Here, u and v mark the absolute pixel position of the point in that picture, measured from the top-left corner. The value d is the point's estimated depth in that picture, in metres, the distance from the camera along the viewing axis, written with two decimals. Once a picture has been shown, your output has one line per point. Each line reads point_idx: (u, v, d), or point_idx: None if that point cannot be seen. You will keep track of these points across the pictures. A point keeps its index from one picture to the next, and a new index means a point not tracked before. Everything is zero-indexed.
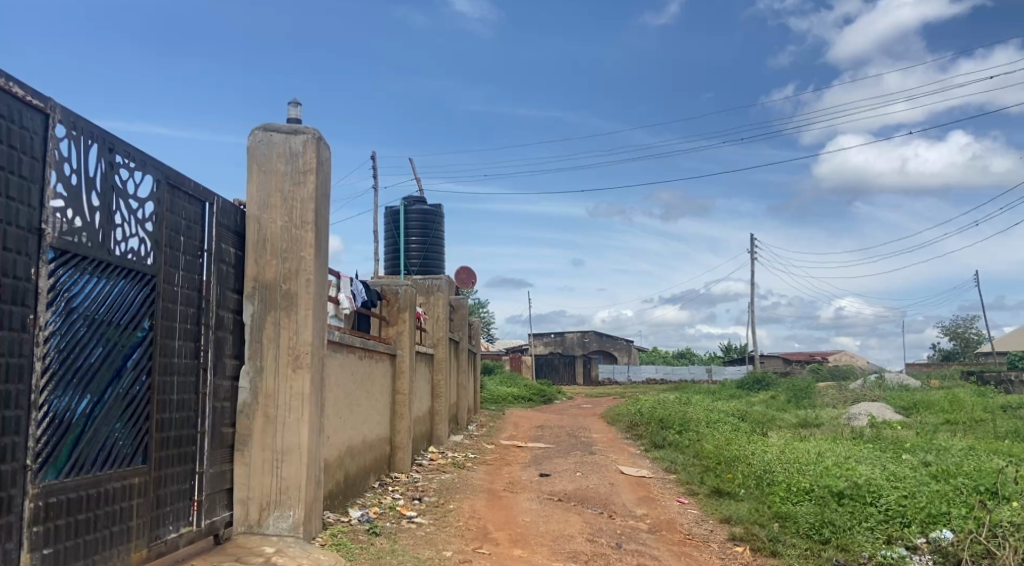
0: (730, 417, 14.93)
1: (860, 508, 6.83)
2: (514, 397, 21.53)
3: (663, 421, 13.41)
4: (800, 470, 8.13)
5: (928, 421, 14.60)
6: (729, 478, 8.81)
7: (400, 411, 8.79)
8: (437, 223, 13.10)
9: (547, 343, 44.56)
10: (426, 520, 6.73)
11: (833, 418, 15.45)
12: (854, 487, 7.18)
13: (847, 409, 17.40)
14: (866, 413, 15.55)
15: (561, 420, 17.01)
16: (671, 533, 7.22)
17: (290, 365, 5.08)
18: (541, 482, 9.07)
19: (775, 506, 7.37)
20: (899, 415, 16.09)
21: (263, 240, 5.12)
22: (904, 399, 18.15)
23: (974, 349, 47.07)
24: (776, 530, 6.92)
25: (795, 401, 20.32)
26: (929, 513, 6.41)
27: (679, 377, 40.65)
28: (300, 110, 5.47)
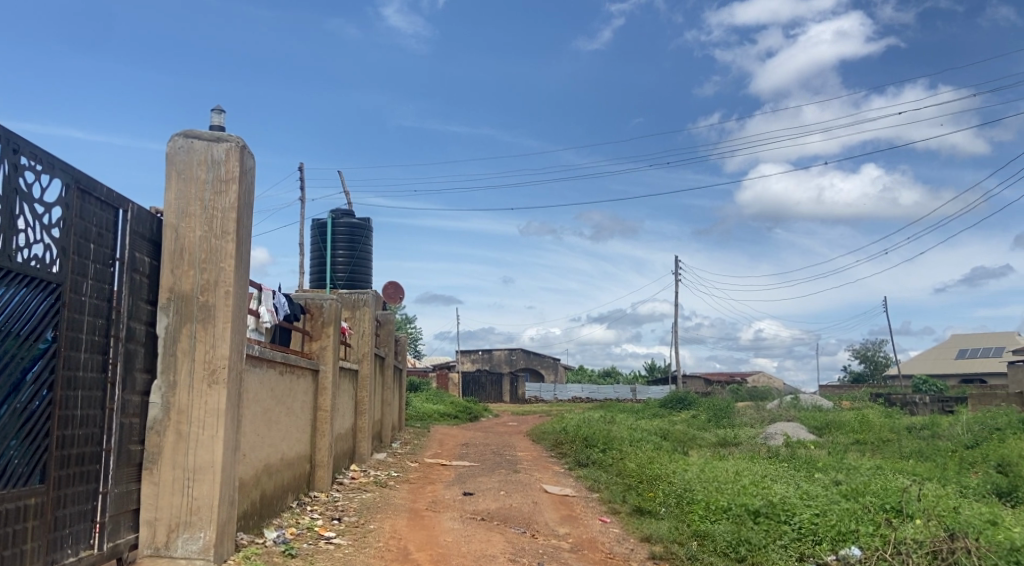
0: (653, 435, 15.19)
1: (775, 525, 7.04)
2: (439, 414, 21.34)
3: (588, 439, 13.52)
4: (719, 488, 8.30)
5: (839, 441, 15.21)
6: (651, 496, 8.93)
7: (321, 428, 8.59)
8: (365, 238, 12.94)
9: (475, 360, 44.50)
10: (345, 540, 6.56)
11: (751, 437, 15.93)
12: (769, 506, 7.40)
13: (764, 429, 17.96)
14: (782, 432, 16.08)
15: (487, 438, 16.94)
16: (592, 551, 7.25)
17: (204, 380, 4.87)
18: (464, 501, 8.98)
19: (695, 525, 7.50)
20: (812, 435, 16.70)
21: (180, 250, 4.92)
22: (817, 419, 18.84)
23: (881, 371, 49.39)
24: (694, 548, 7.06)
25: (715, 420, 20.85)
26: (839, 530, 6.64)
27: (605, 396, 41.14)
28: (223, 117, 5.32)
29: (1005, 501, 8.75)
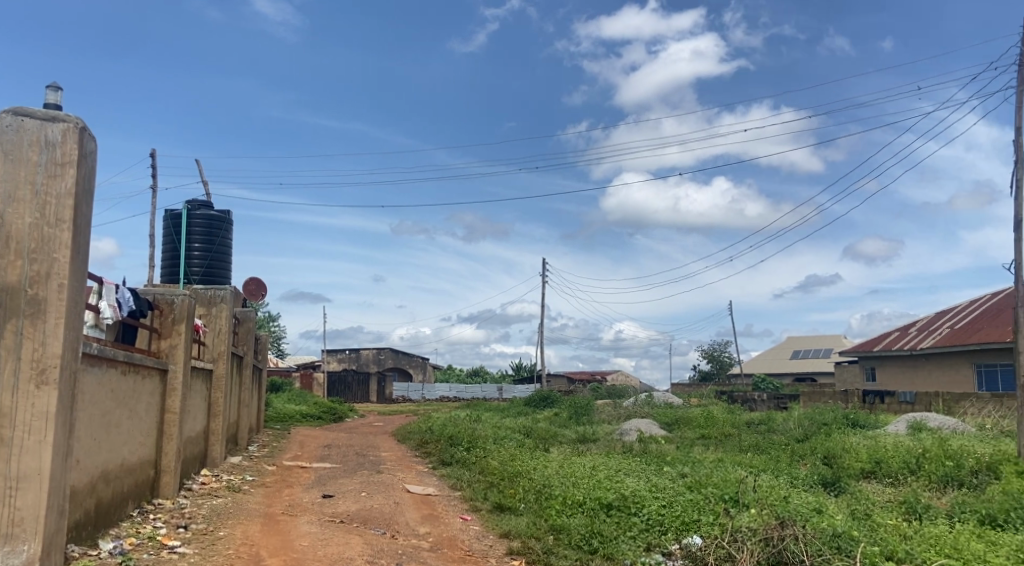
0: (516, 433, 15.47)
1: (625, 518, 7.36)
2: (301, 415, 20.70)
3: (452, 438, 13.55)
4: (576, 483, 8.57)
5: (687, 436, 16.11)
6: (511, 493, 9.08)
7: (168, 431, 8.11)
8: (224, 232, 12.37)
9: (340, 360, 43.51)
10: (190, 549, 6.23)
11: (608, 434, 16.57)
12: (621, 499, 7.74)
13: (620, 425, 18.71)
14: (637, 428, 16.83)
15: (349, 439, 16.61)
16: (451, 550, 7.28)
17: (32, 381, 4.49)
18: (323, 504, 8.76)
19: (551, 519, 7.71)
20: (664, 430, 17.60)
21: (5, 239, 4.51)
22: (669, 416, 19.83)
23: (727, 370, 52.73)
24: (550, 542, 7.27)
25: (576, 418, 21.52)
26: (683, 520, 7.05)
27: (472, 396, 41.39)
28: (59, 96, 4.92)
29: (829, 490, 9.58)
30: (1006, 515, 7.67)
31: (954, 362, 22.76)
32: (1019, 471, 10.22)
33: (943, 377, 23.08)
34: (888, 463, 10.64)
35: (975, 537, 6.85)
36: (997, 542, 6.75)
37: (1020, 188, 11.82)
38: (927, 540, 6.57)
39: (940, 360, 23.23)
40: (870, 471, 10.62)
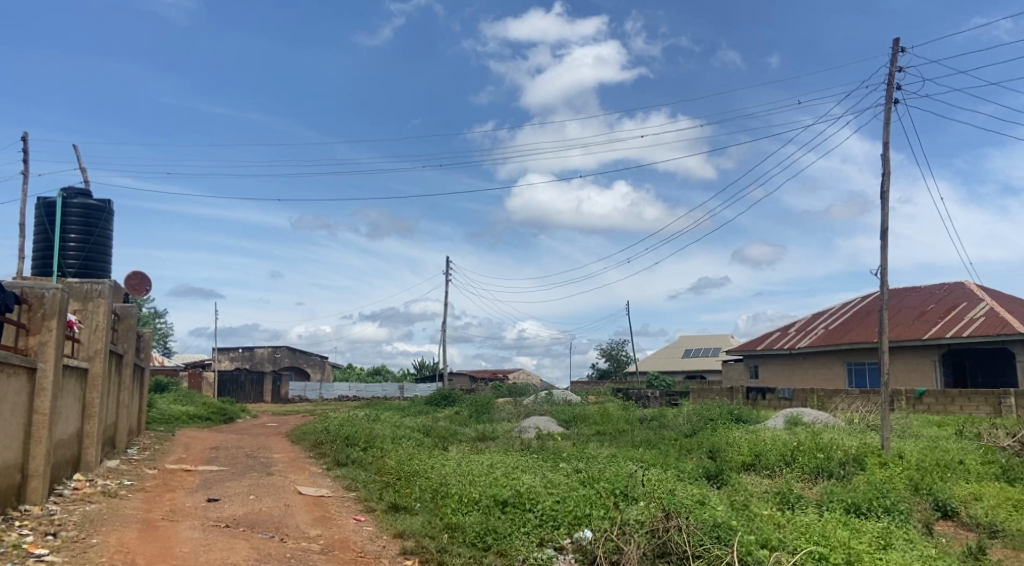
0: (414, 432, 15.35)
1: (520, 514, 7.45)
2: (188, 416, 19.80)
3: (348, 438, 13.32)
4: (472, 481, 8.60)
5: (583, 432, 16.46)
6: (407, 493, 9.02)
7: (37, 433, 7.58)
8: (104, 222, 11.69)
9: (233, 358, 41.90)
10: (59, 558, 5.86)
11: (507, 431, 16.69)
12: (516, 495, 7.82)
13: (518, 423, 18.90)
14: (535, 426, 17.04)
15: (240, 441, 16.03)
16: (343, 552, 7.15)
17: None
18: (207, 508, 8.42)
19: (447, 518, 7.70)
20: (561, 427, 17.93)
21: None
22: (566, 413, 20.20)
23: (624, 368, 54.17)
24: (444, 541, 7.26)
25: (475, 416, 21.57)
26: (575, 515, 7.20)
27: (371, 394, 40.76)
28: None
29: (713, 482, 10.03)
30: (869, 503, 8.26)
31: (828, 360, 24.27)
32: (881, 461, 11.02)
33: (820, 374, 24.53)
34: (767, 456, 11.22)
35: (841, 525, 7.32)
36: (859, 528, 7.26)
37: (885, 199, 12.73)
38: (799, 528, 6.98)
39: (816, 358, 24.71)
40: (751, 463, 11.18)
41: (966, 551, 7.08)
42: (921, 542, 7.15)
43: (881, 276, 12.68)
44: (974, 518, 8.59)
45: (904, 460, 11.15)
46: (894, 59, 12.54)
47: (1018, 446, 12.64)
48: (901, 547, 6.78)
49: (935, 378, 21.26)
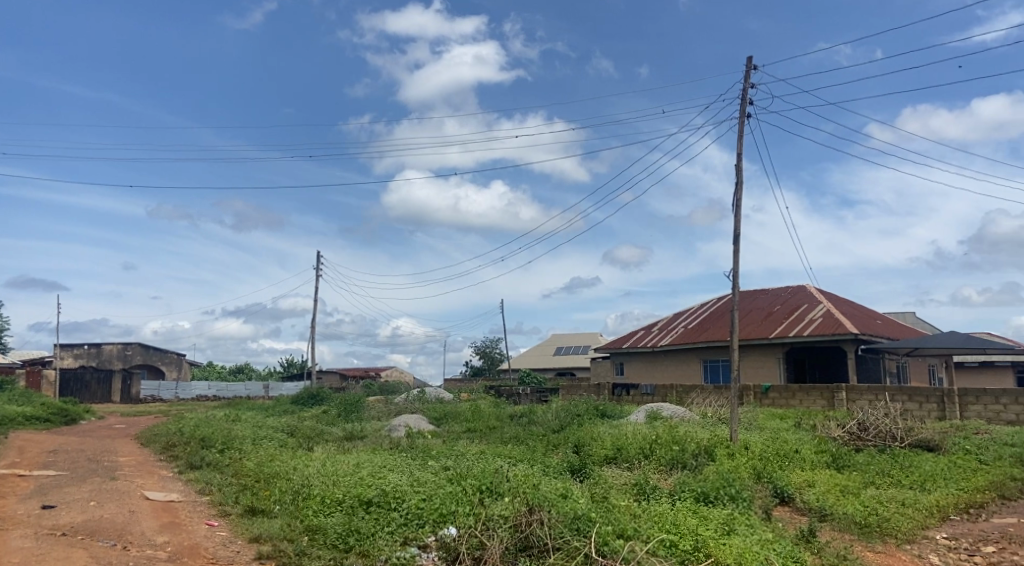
0: (277, 433, 14.84)
1: (384, 514, 7.37)
2: (24, 418, 18.17)
3: (204, 439, 12.69)
4: (336, 481, 8.40)
5: (453, 430, 16.50)
6: (266, 495, 8.70)
7: None
8: None
9: (78, 356, 38.85)
10: None
11: (375, 430, 16.45)
12: (381, 495, 7.73)
13: (386, 422, 18.67)
14: (404, 424, 16.89)
15: (83, 444, 14.89)
16: (193, 558, 6.80)
17: None
18: (41, 516, 7.77)
19: (307, 520, 7.49)
20: (431, 425, 17.90)
21: None
22: (437, 410, 20.17)
23: (497, 366, 54.74)
24: (304, 543, 7.06)
25: (344, 415, 21.15)
26: (440, 512, 7.22)
27: (233, 394, 38.99)
28: None
29: (576, 476, 10.32)
30: (717, 492, 8.78)
31: (687, 358, 25.60)
32: (730, 452, 11.75)
33: (679, 371, 25.84)
34: (627, 450, 11.68)
35: (692, 513, 7.74)
36: (708, 516, 7.70)
37: (738, 208, 13.59)
38: (653, 518, 7.32)
39: (676, 356, 25.99)
40: (612, 456, 11.60)
41: (800, 534, 7.68)
42: (761, 527, 7.69)
43: (733, 279, 13.52)
44: (807, 503, 9.34)
45: (750, 451, 11.93)
46: (747, 76, 13.43)
47: (847, 436, 13.86)
48: (743, 532, 7.26)
49: (779, 374, 22.91)
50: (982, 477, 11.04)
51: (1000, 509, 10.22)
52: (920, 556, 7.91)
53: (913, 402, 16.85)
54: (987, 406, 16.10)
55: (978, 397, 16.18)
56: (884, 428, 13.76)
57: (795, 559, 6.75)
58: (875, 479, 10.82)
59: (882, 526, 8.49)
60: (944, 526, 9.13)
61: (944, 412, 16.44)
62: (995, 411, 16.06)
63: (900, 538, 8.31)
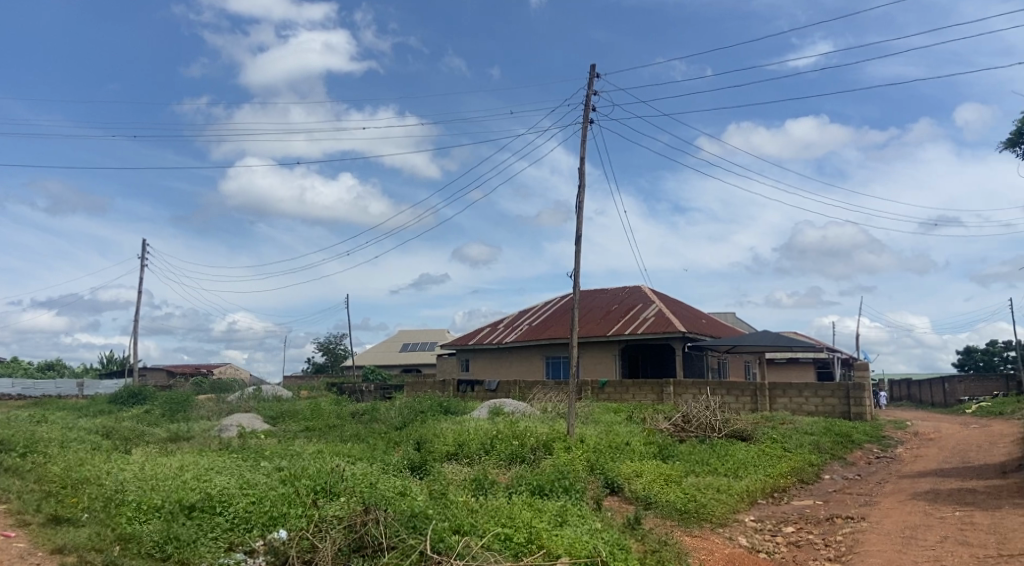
0: (90, 435, 13.60)
1: (208, 519, 6.97)
2: None
3: (3, 443, 11.39)
4: (155, 486, 7.83)
5: (290, 429, 15.91)
6: (73, 502, 7.94)
7: None
8: None
9: None
10: None
11: (204, 430, 15.51)
12: (206, 499, 7.30)
13: (217, 421, 17.63)
14: (236, 424, 16.04)
15: None
16: None
17: None
18: None
19: (119, 528, 6.92)
20: (266, 424, 17.13)
21: None
22: (274, 409, 19.33)
23: (340, 363, 53.36)
24: (115, 553, 6.53)
25: (170, 415, 19.78)
26: (270, 515, 6.94)
27: (41, 392, 35.28)
28: None
29: (416, 473, 10.26)
30: (552, 484, 9.06)
31: (530, 354, 26.27)
32: (566, 446, 12.16)
33: (522, 367, 26.43)
34: (468, 446, 11.78)
35: (527, 507, 7.94)
36: (542, 508, 7.93)
37: (580, 210, 14.10)
38: (489, 512, 7.43)
39: (520, 353, 26.57)
40: (453, 453, 11.65)
41: (626, 522, 8.09)
42: (591, 517, 8.02)
43: (574, 278, 14.02)
44: (634, 492, 9.86)
45: (585, 444, 12.41)
46: (590, 83, 13.97)
47: (673, 428, 14.77)
48: (574, 523, 7.53)
49: (614, 370, 24.04)
50: (785, 464, 12.17)
51: (799, 491, 11.31)
52: (730, 538, 8.59)
53: (731, 395, 18.26)
54: (791, 399, 17.75)
55: (785, 390, 17.79)
56: (705, 420, 14.80)
57: (621, 546, 7.09)
58: (695, 468, 11.61)
59: (699, 512, 9.13)
60: (752, 510, 9.96)
61: (757, 404, 17.95)
62: (799, 403, 17.73)
63: (714, 522, 8.97)
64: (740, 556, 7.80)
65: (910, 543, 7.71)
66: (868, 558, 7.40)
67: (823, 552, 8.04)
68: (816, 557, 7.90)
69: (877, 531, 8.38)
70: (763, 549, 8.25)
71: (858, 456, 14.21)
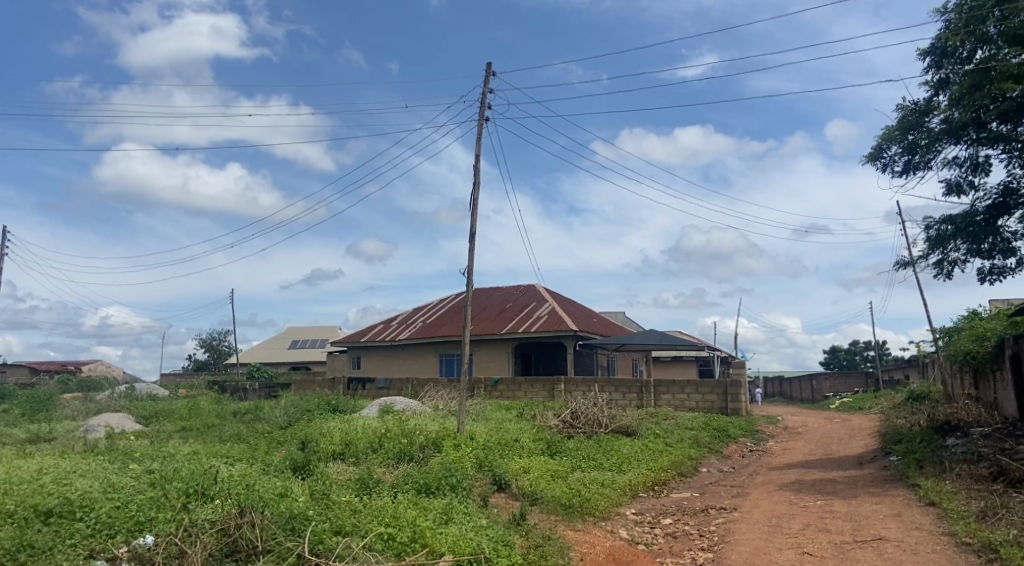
0: None
1: (66, 525, 6.48)
2: None
3: None
4: (6, 491, 7.20)
5: (164, 429, 15.10)
6: None
7: None
8: None
9: None
10: None
11: (68, 432, 14.47)
12: (64, 505, 6.79)
13: (85, 421, 16.51)
14: (104, 424, 15.06)
15: None
16: None
17: None
18: None
19: None
20: (137, 425, 16.17)
21: None
22: (148, 409, 18.27)
23: (224, 360, 51.24)
24: None
25: (30, 415, 18.33)
26: (136, 520, 6.53)
27: None
28: None
29: (298, 474, 9.91)
30: (438, 483, 8.99)
31: (423, 352, 26.06)
32: (455, 443, 12.12)
33: (414, 365, 26.20)
34: (355, 445, 11.52)
35: (412, 505, 7.85)
36: (427, 506, 7.86)
37: (474, 207, 14.08)
38: (373, 512, 7.28)
39: (413, 350, 26.32)
40: (339, 452, 11.36)
41: (511, 518, 8.14)
42: (477, 514, 8.02)
43: (467, 275, 13.99)
44: (520, 488, 9.94)
45: (474, 441, 12.42)
46: (486, 81, 13.98)
47: (562, 425, 15.01)
48: (459, 520, 7.50)
49: (507, 367, 24.21)
50: (667, 458, 12.61)
51: (678, 484, 11.75)
52: (611, 531, 8.81)
53: (618, 392, 18.74)
54: (674, 395, 18.42)
55: (669, 387, 18.43)
56: (593, 416, 15.12)
57: (506, 542, 7.12)
58: (581, 463, 11.84)
59: (583, 506, 9.31)
60: (634, 503, 10.25)
61: (642, 401, 18.52)
62: (681, 399, 18.43)
63: (597, 516, 9.18)
64: (620, 549, 8.00)
65: (776, 531, 8.14)
66: (739, 546, 7.77)
67: (697, 542, 8.37)
68: (691, 547, 8.22)
69: (747, 521, 8.82)
70: (642, 541, 8.51)
71: (733, 450, 14.94)
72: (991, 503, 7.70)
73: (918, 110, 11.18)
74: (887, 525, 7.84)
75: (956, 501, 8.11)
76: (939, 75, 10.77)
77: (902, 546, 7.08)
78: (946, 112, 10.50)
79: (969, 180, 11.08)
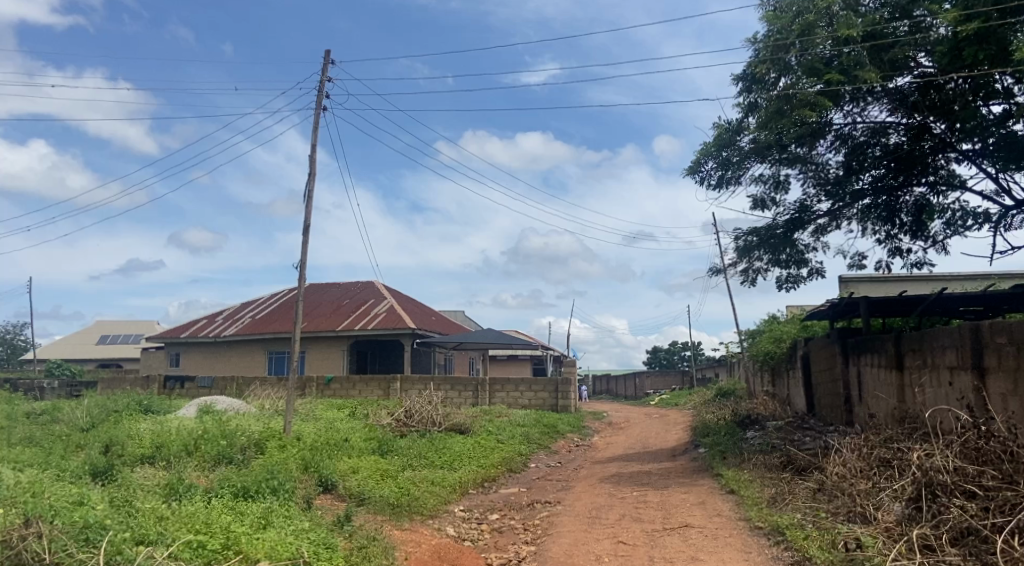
0: None
1: None
2: None
3: None
4: None
5: None
6: None
7: None
8: None
9: None
10: None
11: None
12: None
13: None
14: None
15: None
16: None
17: None
18: None
19: None
20: None
21: None
22: None
23: (18, 356, 46.15)
24: None
25: None
26: None
27: None
28: None
29: (99, 479, 9.05)
30: (258, 486, 8.56)
31: (250, 348, 24.80)
32: (280, 444, 11.63)
33: (241, 362, 24.89)
34: (167, 448, 10.73)
35: (227, 510, 7.43)
36: (244, 511, 7.46)
37: (309, 199, 13.57)
38: (182, 519, 6.80)
39: (239, 347, 24.98)
40: (149, 456, 10.52)
41: (335, 521, 7.90)
42: (298, 517, 7.72)
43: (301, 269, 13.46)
44: (347, 489, 9.68)
45: (301, 441, 11.97)
46: (325, 69, 13.51)
47: (394, 424, 14.84)
48: (278, 525, 7.18)
49: (341, 365, 23.62)
50: (497, 454, 12.81)
51: (507, 480, 11.97)
52: (438, 528, 8.81)
53: (453, 391, 18.81)
54: (508, 393, 18.76)
55: (503, 385, 18.73)
56: (427, 414, 15.07)
57: (326, 545, 6.90)
58: (412, 462, 11.75)
59: (410, 505, 9.24)
60: (462, 500, 10.31)
61: (477, 399, 18.70)
62: (515, 397, 18.81)
63: (424, 514, 9.14)
64: (446, 547, 8.00)
65: (595, 522, 8.51)
66: (559, 538, 8.04)
67: (521, 536, 8.57)
68: (515, 542, 8.39)
69: (569, 514, 9.13)
70: (467, 538, 8.58)
71: (561, 445, 15.47)
72: (781, 490, 8.49)
73: (730, 129, 12.12)
74: (693, 513, 8.43)
75: (752, 489, 8.87)
76: (749, 99, 11.77)
77: (705, 532, 7.64)
78: (754, 133, 11.47)
79: (772, 197, 12.18)
